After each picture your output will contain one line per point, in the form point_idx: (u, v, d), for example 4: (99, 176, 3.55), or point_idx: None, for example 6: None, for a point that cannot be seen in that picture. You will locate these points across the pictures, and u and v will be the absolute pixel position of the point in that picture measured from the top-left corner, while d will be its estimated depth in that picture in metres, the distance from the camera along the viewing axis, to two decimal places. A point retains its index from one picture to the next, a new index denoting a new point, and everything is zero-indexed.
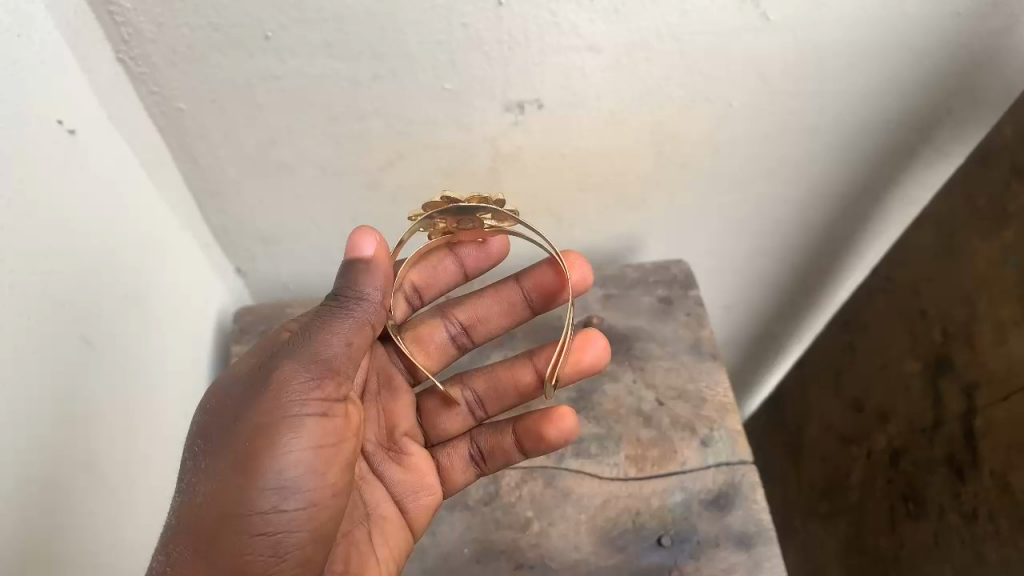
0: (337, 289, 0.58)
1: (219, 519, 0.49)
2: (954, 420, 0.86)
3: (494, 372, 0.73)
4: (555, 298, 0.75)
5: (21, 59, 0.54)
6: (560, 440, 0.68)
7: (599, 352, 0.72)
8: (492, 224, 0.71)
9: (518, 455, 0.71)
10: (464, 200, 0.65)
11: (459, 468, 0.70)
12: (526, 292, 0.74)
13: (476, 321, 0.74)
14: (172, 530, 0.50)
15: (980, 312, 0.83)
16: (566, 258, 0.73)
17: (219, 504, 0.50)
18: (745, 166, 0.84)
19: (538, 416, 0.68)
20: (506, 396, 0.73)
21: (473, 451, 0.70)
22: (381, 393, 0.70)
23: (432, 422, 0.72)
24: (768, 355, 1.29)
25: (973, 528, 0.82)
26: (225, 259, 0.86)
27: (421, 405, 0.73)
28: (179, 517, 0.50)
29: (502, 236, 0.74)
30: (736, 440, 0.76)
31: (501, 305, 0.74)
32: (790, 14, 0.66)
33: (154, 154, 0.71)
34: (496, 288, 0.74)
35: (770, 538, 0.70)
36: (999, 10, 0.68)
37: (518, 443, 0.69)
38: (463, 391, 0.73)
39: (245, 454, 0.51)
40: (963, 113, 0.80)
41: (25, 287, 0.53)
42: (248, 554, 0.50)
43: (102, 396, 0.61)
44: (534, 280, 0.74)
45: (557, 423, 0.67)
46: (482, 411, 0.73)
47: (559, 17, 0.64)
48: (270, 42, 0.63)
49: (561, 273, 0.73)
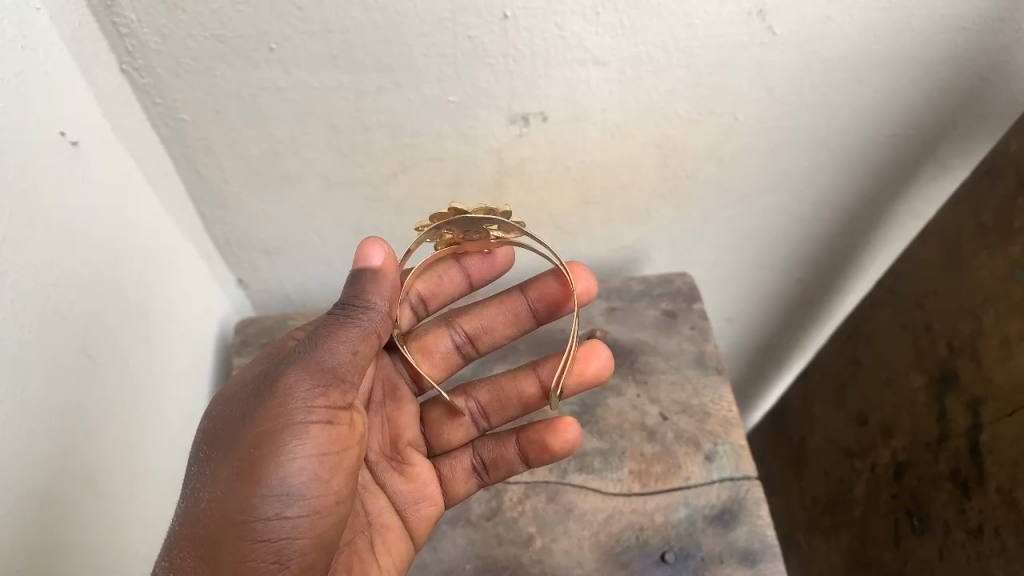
0: (343, 298, 0.58)
1: (220, 525, 0.49)
2: (961, 434, 0.85)
3: (498, 383, 0.72)
4: (560, 309, 0.74)
5: (24, 71, 0.54)
6: (565, 450, 0.68)
7: (602, 365, 0.72)
8: (498, 236, 0.70)
9: (521, 466, 0.70)
10: (470, 211, 0.65)
11: (461, 479, 0.69)
12: (531, 303, 0.73)
13: (481, 330, 0.74)
14: (173, 536, 0.49)
15: (985, 327, 0.83)
16: (571, 269, 0.72)
17: (221, 510, 0.49)
18: (750, 180, 0.84)
19: (543, 427, 0.68)
20: (510, 407, 0.72)
21: (475, 462, 0.70)
22: (384, 403, 0.69)
23: (435, 433, 0.72)
24: (771, 365, 1.29)
25: (979, 544, 0.81)
26: (226, 270, 0.86)
27: (424, 415, 0.72)
28: (180, 523, 0.50)
29: (508, 247, 0.73)
30: (741, 455, 0.75)
31: (506, 315, 0.74)
32: (796, 29, 0.66)
33: (157, 166, 0.70)
34: (501, 298, 0.74)
35: (775, 554, 0.69)
36: (1005, 23, 0.68)
37: (522, 454, 0.69)
38: (467, 401, 0.72)
39: (248, 460, 0.50)
40: (969, 128, 0.80)
41: (26, 301, 0.52)
42: (250, 561, 0.49)
43: (103, 408, 0.61)
44: (538, 290, 0.73)
45: (562, 434, 0.68)
46: (485, 422, 0.73)
47: (565, 31, 0.63)
48: (275, 54, 0.62)
49: (566, 283, 0.73)
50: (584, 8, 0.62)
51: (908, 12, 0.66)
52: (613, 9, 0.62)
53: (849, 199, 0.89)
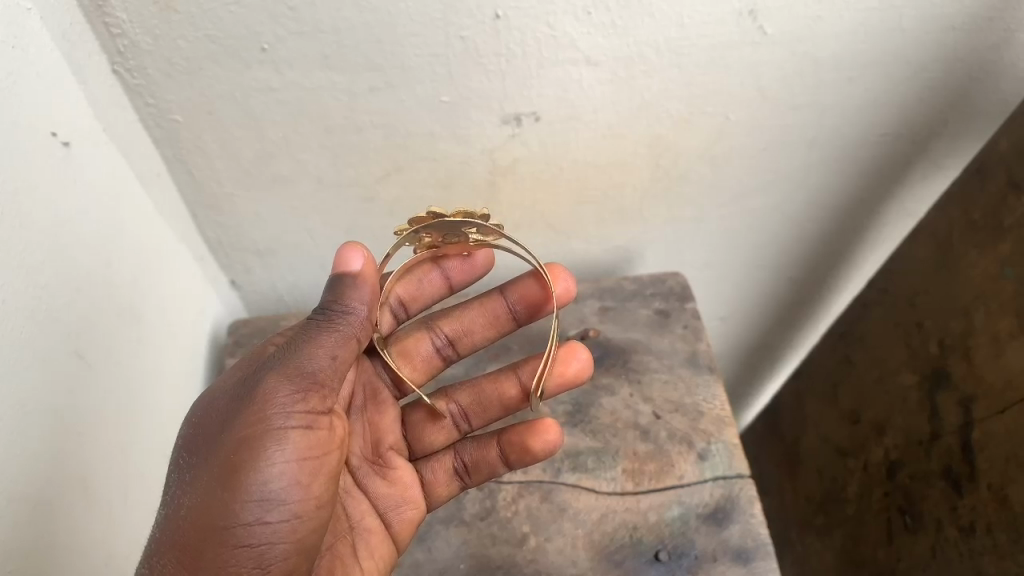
0: (324, 303, 0.58)
1: (202, 532, 0.49)
2: (952, 432, 0.85)
3: (478, 385, 0.72)
4: (540, 311, 0.74)
5: (15, 71, 0.54)
6: (546, 452, 0.68)
7: (582, 364, 0.72)
8: (477, 239, 0.70)
9: (503, 467, 0.70)
10: (450, 214, 0.65)
11: (444, 482, 0.70)
12: (511, 304, 0.74)
13: (461, 333, 0.74)
14: (154, 543, 0.49)
15: (976, 326, 0.83)
16: (550, 270, 0.72)
17: (201, 516, 0.49)
18: (742, 180, 0.84)
19: (524, 429, 0.68)
20: (492, 408, 0.72)
21: (457, 465, 0.70)
22: (366, 407, 0.69)
23: (417, 436, 0.71)
24: (765, 364, 1.30)
25: (971, 542, 0.81)
26: (219, 271, 0.86)
27: (405, 418, 0.72)
28: (161, 529, 0.50)
29: (488, 249, 0.73)
30: (734, 454, 0.76)
31: (486, 318, 0.74)
32: (786, 29, 0.66)
33: (150, 168, 0.70)
34: (480, 301, 0.74)
35: (768, 552, 0.69)
36: (995, 22, 0.68)
37: (504, 455, 0.69)
38: (449, 404, 0.72)
39: (228, 465, 0.50)
40: (959, 128, 0.81)
41: (18, 303, 0.52)
42: (230, 566, 0.49)
43: (96, 410, 0.60)
44: (518, 292, 0.73)
45: (541, 436, 0.67)
46: (467, 424, 0.73)
47: (556, 31, 0.64)
48: (267, 54, 0.62)
49: (547, 285, 0.73)
50: (575, 8, 0.62)
51: (898, 12, 0.66)
52: (605, 9, 0.62)
53: (840, 198, 0.89)
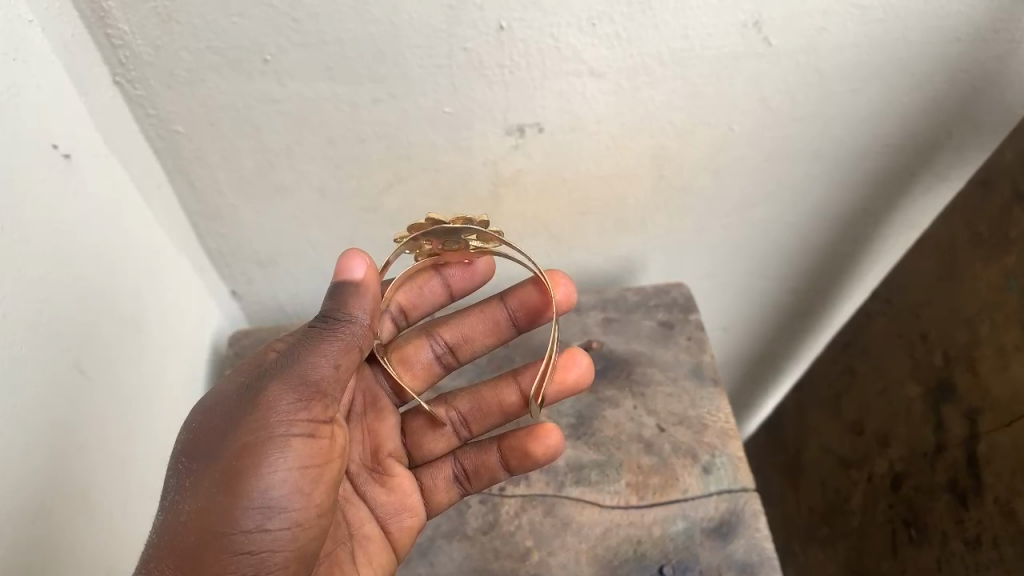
0: (325, 311, 0.57)
1: (200, 539, 0.48)
2: (957, 445, 0.85)
3: (477, 392, 0.71)
4: (540, 317, 0.74)
5: (16, 83, 0.54)
6: (546, 457, 0.67)
7: (582, 370, 0.71)
8: (476, 245, 0.69)
9: (503, 474, 0.70)
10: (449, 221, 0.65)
11: (443, 488, 0.69)
12: (511, 311, 0.73)
13: (461, 340, 0.73)
14: (151, 548, 0.48)
15: (982, 337, 0.83)
16: (549, 276, 0.72)
17: (200, 522, 0.48)
18: (747, 190, 0.84)
19: (524, 434, 0.67)
20: (491, 415, 0.71)
21: (456, 471, 0.69)
22: (364, 414, 0.69)
23: (416, 443, 0.71)
24: (769, 373, 1.29)
25: (977, 556, 0.81)
26: (220, 282, 0.85)
27: (405, 425, 0.71)
28: (158, 534, 0.49)
29: (487, 255, 0.73)
30: (738, 467, 0.75)
31: (486, 325, 0.73)
32: (790, 39, 0.66)
33: (150, 179, 0.70)
34: (480, 307, 0.73)
35: (774, 566, 0.68)
36: (1000, 33, 0.68)
37: (504, 461, 0.68)
38: (448, 411, 0.71)
39: (229, 472, 0.49)
40: (964, 138, 0.81)
41: (18, 316, 0.52)
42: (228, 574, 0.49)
43: (97, 423, 0.60)
44: (517, 298, 0.73)
45: (541, 441, 0.67)
46: (466, 431, 0.72)
47: (559, 41, 0.63)
48: (269, 65, 0.62)
49: (546, 291, 0.72)
50: (579, 20, 0.62)
51: (902, 23, 0.66)
52: (609, 20, 0.62)
53: (844, 208, 0.89)
